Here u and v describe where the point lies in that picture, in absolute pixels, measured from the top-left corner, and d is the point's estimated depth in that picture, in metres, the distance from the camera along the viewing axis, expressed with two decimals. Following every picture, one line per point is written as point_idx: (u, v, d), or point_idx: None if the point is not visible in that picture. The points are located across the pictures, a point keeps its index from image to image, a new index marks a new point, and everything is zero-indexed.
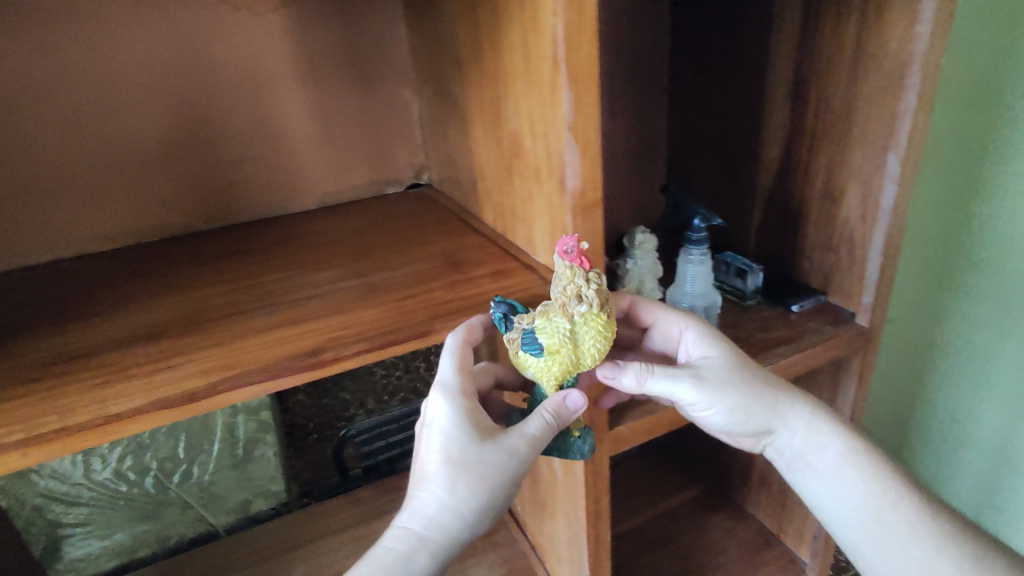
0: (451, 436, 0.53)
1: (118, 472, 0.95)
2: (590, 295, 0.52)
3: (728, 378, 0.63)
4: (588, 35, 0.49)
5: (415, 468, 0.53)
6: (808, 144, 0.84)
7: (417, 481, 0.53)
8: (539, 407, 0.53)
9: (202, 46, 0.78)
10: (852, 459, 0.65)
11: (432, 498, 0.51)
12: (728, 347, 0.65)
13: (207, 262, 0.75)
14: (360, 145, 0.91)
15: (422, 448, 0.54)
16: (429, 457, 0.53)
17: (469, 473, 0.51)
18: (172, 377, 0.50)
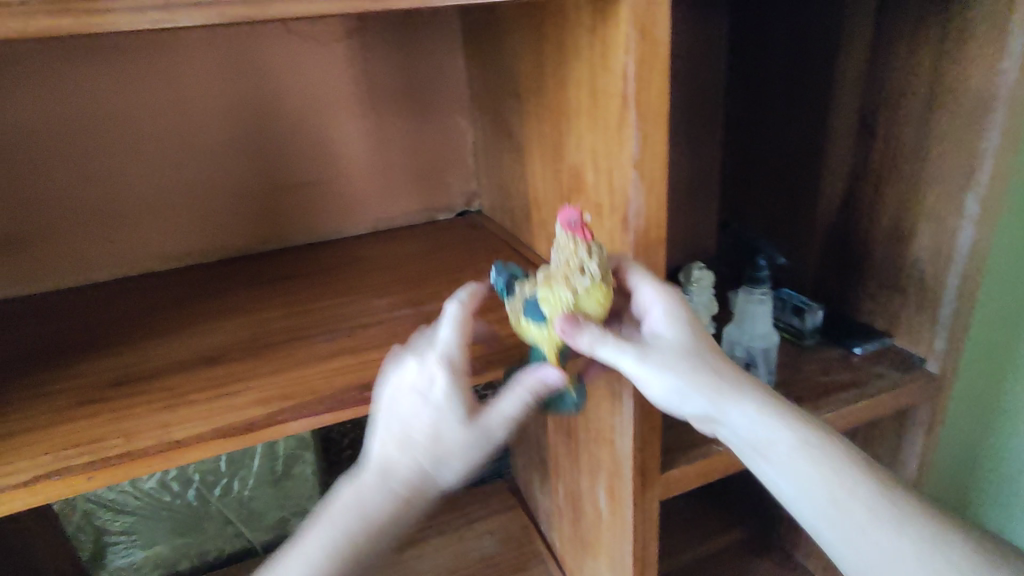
0: (440, 408, 0.50)
1: (162, 483, 0.97)
2: (594, 268, 0.50)
3: (677, 362, 0.53)
4: (659, 74, 0.48)
5: (393, 433, 0.50)
6: (874, 181, 0.81)
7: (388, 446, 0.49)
8: (529, 381, 0.51)
9: (271, 74, 0.80)
10: (839, 466, 0.54)
11: (407, 469, 0.49)
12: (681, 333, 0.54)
13: (265, 285, 0.77)
14: (414, 172, 0.92)
15: (399, 413, 0.50)
16: (409, 429, 0.49)
17: (449, 451, 0.49)
18: (232, 404, 0.50)
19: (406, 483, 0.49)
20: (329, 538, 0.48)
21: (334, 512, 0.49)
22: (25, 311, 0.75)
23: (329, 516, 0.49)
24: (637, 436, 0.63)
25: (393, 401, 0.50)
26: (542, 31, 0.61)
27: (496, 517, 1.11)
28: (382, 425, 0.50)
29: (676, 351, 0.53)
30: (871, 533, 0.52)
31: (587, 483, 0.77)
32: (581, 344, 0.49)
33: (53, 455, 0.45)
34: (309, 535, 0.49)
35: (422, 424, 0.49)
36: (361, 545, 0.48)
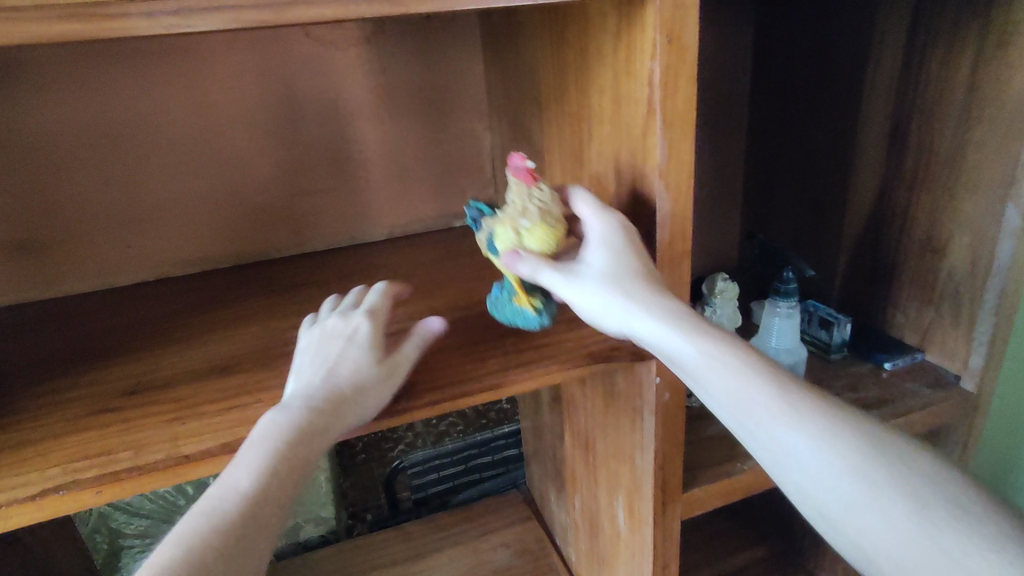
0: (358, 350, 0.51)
1: (177, 487, 0.97)
2: (538, 208, 0.53)
3: (603, 283, 0.50)
4: (686, 80, 0.47)
5: (311, 371, 0.49)
6: (907, 189, 0.78)
7: (304, 381, 0.49)
8: (422, 326, 0.55)
9: (287, 80, 0.80)
10: (807, 409, 0.46)
11: (324, 389, 0.47)
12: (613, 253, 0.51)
13: (279, 292, 0.76)
14: (430, 178, 0.91)
15: (313, 351, 0.51)
16: (330, 360, 0.50)
17: (365, 372, 0.49)
18: (243, 417, 0.49)
19: (324, 401, 0.46)
20: (248, 466, 0.43)
21: (251, 443, 0.45)
22: (43, 316, 0.75)
23: (245, 450, 0.44)
24: (658, 454, 0.60)
25: (305, 345, 0.52)
26: (563, 36, 0.59)
27: (510, 529, 1.09)
28: (296, 367, 0.50)
29: (608, 279, 0.50)
30: (848, 495, 0.43)
31: (605, 499, 0.75)
32: (520, 272, 0.52)
33: (62, 467, 0.44)
34: (226, 473, 0.43)
35: (341, 357, 0.50)
36: (288, 464, 0.44)
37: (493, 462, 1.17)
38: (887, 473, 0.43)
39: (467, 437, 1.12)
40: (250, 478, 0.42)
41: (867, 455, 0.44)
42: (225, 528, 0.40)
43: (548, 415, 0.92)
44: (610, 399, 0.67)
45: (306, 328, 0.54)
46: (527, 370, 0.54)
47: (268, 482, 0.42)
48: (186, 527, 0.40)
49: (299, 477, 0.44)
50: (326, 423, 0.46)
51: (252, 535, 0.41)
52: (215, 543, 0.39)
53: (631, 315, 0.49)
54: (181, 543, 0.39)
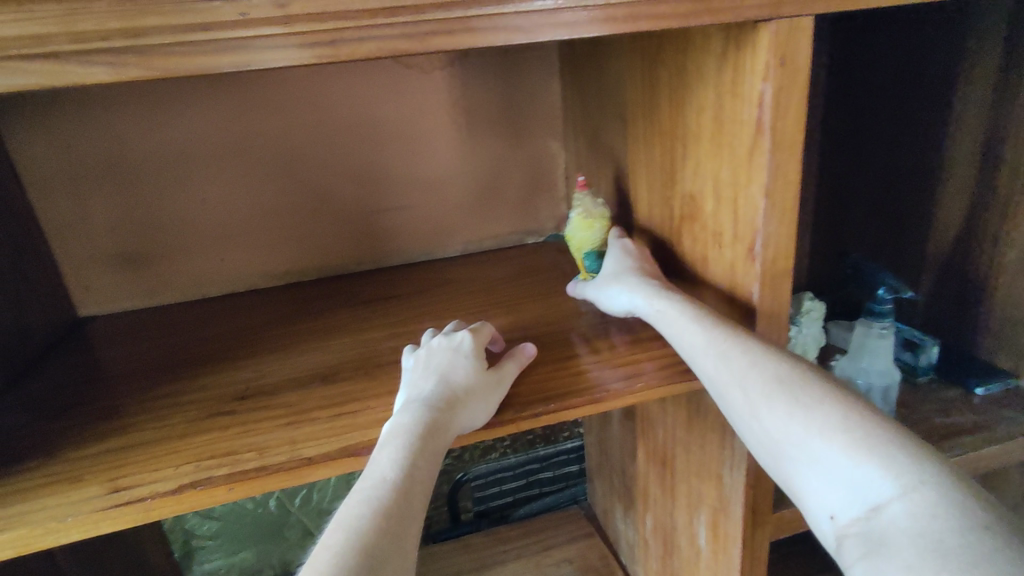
0: (463, 362, 0.53)
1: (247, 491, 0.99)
2: (580, 206, 0.70)
3: (611, 279, 0.64)
4: (797, 100, 0.47)
5: (423, 379, 0.51)
6: (1002, 204, 0.75)
7: (421, 385, 0.50)
8: (518, 349, 0.57)
9: (374, 103, 0.84)
10: (744, 350, 0.51)
11: (439, 392, 0.49)
12: (620, 262, 0.66)
13: (365, 305, 0.79)
14: (506, 195, 0.93)
15: (417, 364, 0.53)
16: (441, 367, 0.52)
17: (474, 379, 0.51)
18: (356, 423, 0.51)
19: (443, 402, 0.48)
20: (390, 461, 0.44)
21: (383, 444, 0.45)
22: (147, 324, 0.80)
23: (378, 450, 0.45)
24: (751, 473, 0.59)
25: (407, 364, 0.54)
26: (659, 58, 0.61)
27: (573, 544, 1.09)
28: (406, 379, 0.52)
29: (612, 274, 0.65)
30: (743, 403, 0.50)
31: (684, 517, 0.74)
32: (575, 290, 0.70)
33: (193, 466, 0.47)
34: (366, 471, 0.44)
35: (452, 366, 0.52)
36: (425, 459, 0.45)
37: (554, 477, 1.17)
38: (772, 384, 0.49)
39: (530, 451, 1.13)
40: (394, 470, 0.43)
41: (757, 365, 0.50)
42: (386, 511, 0.40)
43: (618, 430, 0.92)
44: (696, 416, 0.66)
45: (407, 351, 0.57)
46: (626, 386, 0.54)
47: (411, 474, 0.43)
48: (341, 518, 0.40)
49: (431, 473, 0.45)
50: (449, 422, 0.47)
51: (409, 521, 0.41)
52: (379, 525, 0.39)
53: (629, 296, 0.61)
54: (348, 529, 0.39)
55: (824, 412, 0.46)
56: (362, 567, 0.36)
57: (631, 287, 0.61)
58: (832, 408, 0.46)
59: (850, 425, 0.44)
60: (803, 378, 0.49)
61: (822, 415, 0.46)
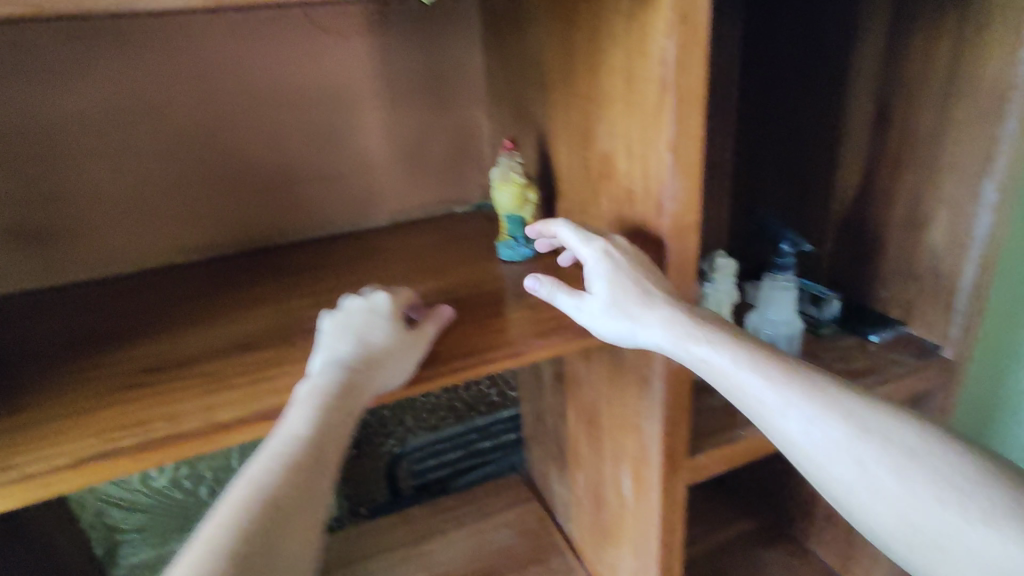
0: (381, 324, 0.52)
1: (176, 480, 0.96)
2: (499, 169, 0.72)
3: (612, 306, 0.55)
4: (697, 58, 0.49)
5: (342, 344, 0.50)
6: (892, 165, 0.82)
7: (338, 350, 0.50)
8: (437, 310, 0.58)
9: (291, 70, 0.82)
10: (847, 416, 0.52)
11: (358, 352, 0.49)
12: (614, 281, 0.55)
13: (288, 277, 0.77)
14: (432, 164, 0.93)
15: (338, 331, 0.52)
16: (360, 330, 0.52)
17: (393, 340, 0.51)
18: (273, 387, 0.50)
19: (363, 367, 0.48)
20: (302, 418, 0.44)
21: (298, 403, 0.46)
22: (50, 303, 0.75)
23: (291, 409, 0.45)
24: (666, 420, 0.62)
25: (327, 329, 0.53)
26: (572, 19, 0.62)
27: (512, 509, 1.11)
28: (323, 342, 0.52)
29: (616, 302, 0.55)
30: (867, 480, 0.50)
31: (610, 470, 0.77)
32: (531, 288, 0.59)
33: (98, 438, 0.46)
34: (278, 428, 0.44)
35: (370, 330, 0.52)
36: (340, 416, 0.45)
37: (492, 447, 1.18)
38: (900, 460, 0.50)
39: (468, 422, 1.15)
40: (306, 427, 0.43)
41: (876, 435, 0.51)
42: (296, 467, 0.41)
43: (549, 394, 0.95)
44: (618, 371, 0.69)
45: (324, 314, 0.55)
46: (543, 342, 0.56)
47: (325, 431, 0.43)
48: (247, 473, 0.40)
49: (347, 432, 0.46)
50: (366, 381, 0.48)
51: (320, 477, 0.42)
52: (286, 479, 0.40)
53: (648, 331, 0.54)
54: (253, 483, 0.39)
55: (974, 496, 0.47)
56: (265, 522, 0.37)
57: (657, 322, 0.54)
58: (982, 489, 0.47)
59: (1008, 512, 0.45)
60: (938, 452, 0.49)
61: (969, 499, 0.47)
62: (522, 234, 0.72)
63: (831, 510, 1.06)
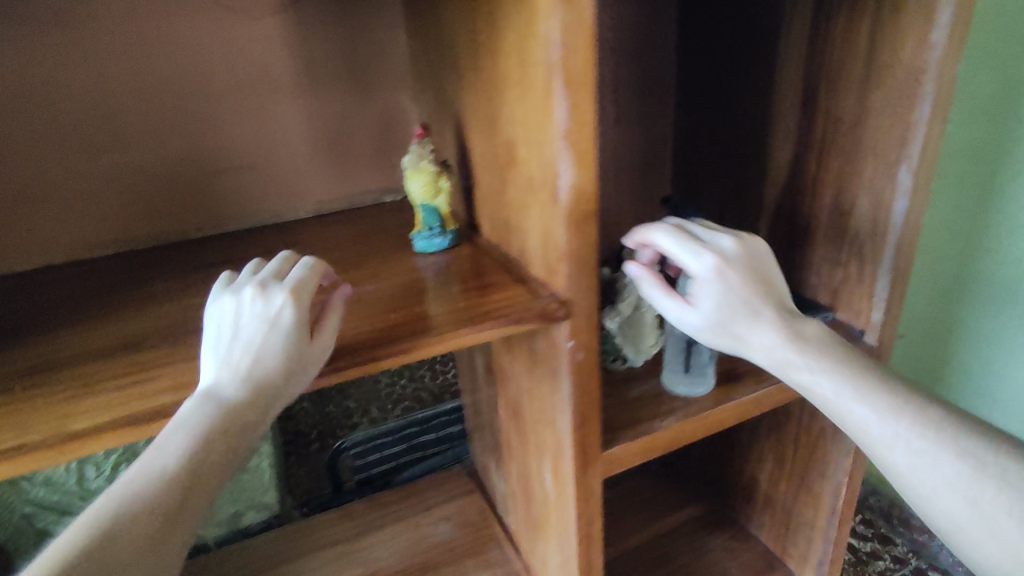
0: (277, 328, 0.51)
1: (112, 481, 0.94)
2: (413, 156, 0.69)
3: (719, 324, 0.64)
4: (584, 39, 0.47)
5: (236, 354, 0.50)
6: (817, 151, 0.81)
7: (231, 362, 0.50)
8: (335, 291, 0.57)
9: (202, 55, 0.78)
10: (892, 398, 0.59)
11: (248, 369, 0.50)
12: (728, 302, 0.63)
13: (196, 272, 0.74)
14: (358, 152, 0.90)
15: (229, 336, 0.51)
16: (255, 336, 0.51)
17: (289, 352, 0.50)
18: (140, 392, 0.50)
19: (244, 390, 0.49)
20: (176, 444, 0.46)
21: (173, 426, 0.47)
22: None
23: (169, 429, 0.46)
24: (575, 414, 0.61)
25: (219, 331, 0.52)
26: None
27: (453, 502, 1.10)
28: (217, 343, 0.51)
29: (721, 321, 0.63)
30: (893, 441, 0.57)
31: (534, 464, 0.76)
32: (630, 274, 0.67)
33: None
34: (154, 448, 0.46)
35: (265, 337, 0.51)
36: (218, 441, 0.47)
37: (437, 439, 1.17)
38: (933, 432, 0.56)
39: (413, 415, 1.13)
40: (177, 455, 0.45)
41: (913, 414, 0.58)
42: (160, 496, 0.44)
43: (483, 387, 0.93)
44: (533, 364, 0.67)
45: (219, 300, 0.53)
46: (434, 335, 0.54)
47: (197, 459, 0.46)
48: (113, 495, 0.43)
49: (228, 450, 0.48)
50: (252, 404, 0.49)
51: (189, 503, 0.45)
52: (146, 511, 0.43)
53: (749, 344, 0.64)
54: (115, 510, 0.42)
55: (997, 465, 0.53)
56: (118, 556, 0.40)
57: (758, 335, 0.63)
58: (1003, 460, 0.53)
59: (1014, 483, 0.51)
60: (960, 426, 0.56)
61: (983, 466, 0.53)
62: (437, 223, 0.70)
63: (770, 495, 1.07)
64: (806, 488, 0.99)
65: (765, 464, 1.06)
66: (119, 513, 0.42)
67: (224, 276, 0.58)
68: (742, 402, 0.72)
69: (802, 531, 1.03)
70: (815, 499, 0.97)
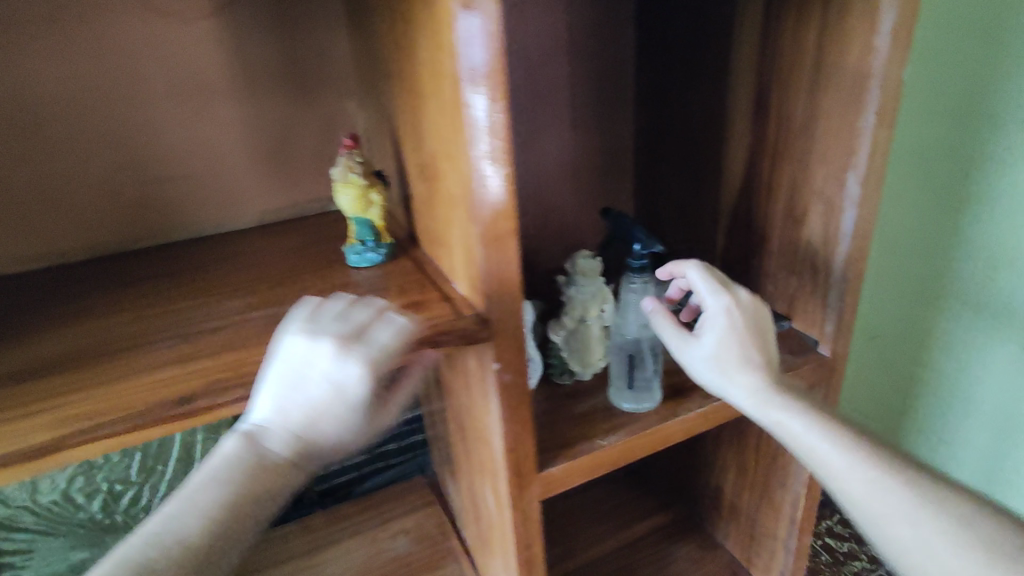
0: (341, 395, 0.52)
1: (66, 495, 0.92)
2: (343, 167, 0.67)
3: (715, 360, 0.65)
4: (491, 51, 0.46)
5: (300, 407, 0.52)
6: (770, 157, 0.79)
7: (288, 414, 0.52)
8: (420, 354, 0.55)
9: (130, 61, 0.75)
10: (873, 455, 0.59)
11: (302, 427, 0.52)
12: (732, 344, 0.65)
13: (120, 288, 0.71)
14: (302, 160, 0.87)
15: (295, 384, 0.51)
16: (319, 396, 0.52)
17: (343, 422, 0.53)
18: (41, 424, 0.49)
19: (293, 446, 0.52)
20: (223, 483, 0.51)
21: (228, 462, 0.52)
22: None
23: (225, 465, 0.52)
24: (507, 436, 0.59)
25: (291, 372, 0.52)
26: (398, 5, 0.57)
27: (412, 514, 1.08)
28: (278, 385, 0.51)
29: (717, 360, 0.65)
30: (870, 493, 0.57)
31: (478, 482, 0.74)
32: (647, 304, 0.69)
33: None
34: (209, 480, 0.51)
35: (329, 400, 0.52)
36: (260, 490, 0.52)
37: (399, 449, 1.15)
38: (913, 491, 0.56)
39: None
40: (222, 495, 0.51)
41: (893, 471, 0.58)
42: (203, 526, 0.50)
43: (435, 400, 0.91)
44: (469, 382, 0.65)
45: (295, 337, 0.53)
46: None
47: (239, 503, 0.51)
48: (169, 516, 0.50)
49: (267, 497, 0.52)
50: (295, 461, 0.53)
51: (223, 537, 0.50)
52: (185, 542, 0.49)
53: (734, 386, 0.64)
54: (165, 531, 0.49)
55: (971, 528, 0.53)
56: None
57: (748, 381, 0.64)
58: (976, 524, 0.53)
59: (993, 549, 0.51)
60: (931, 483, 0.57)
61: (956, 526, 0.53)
62: (370, 237, 0.68)
63: (734, 504, 1.05)
64: (768, 498, 0.97)
65: (729, 473, 1.05)
66: (166, 535, 0.49)
67: (313, 299, 0.57)
68: (690, 417, 0.69)
69: (765, 540, 1.01)
70: (777, 510, 0.96)
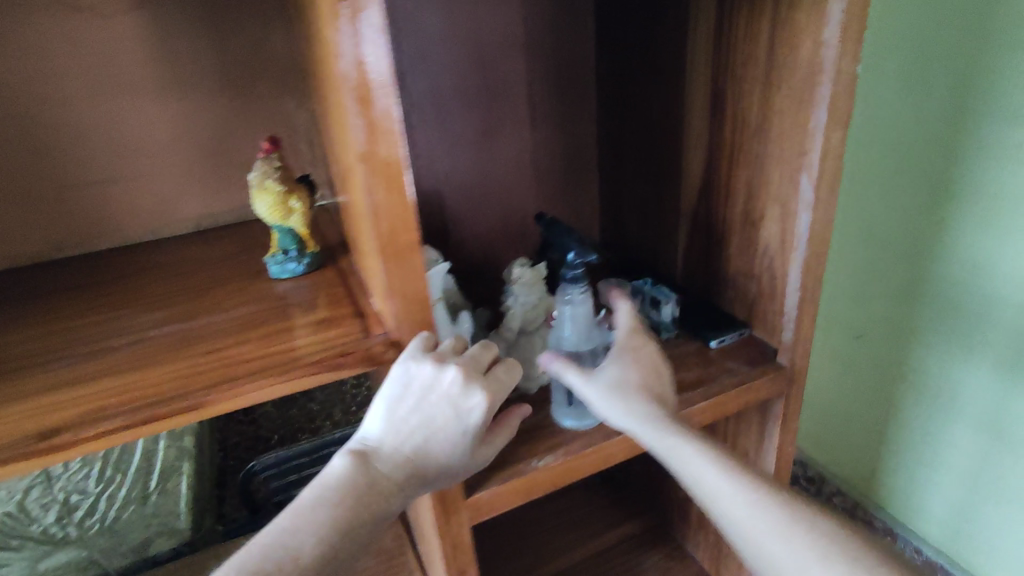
0: (454, 429, 0.55)
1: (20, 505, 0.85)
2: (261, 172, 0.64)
3: (614, 391, 0.60)
4: (375, 55, 0.44)
5: (414, 433, 0.55)
6: (727, 158, 0.75)
7: (401, 439, 0.55)
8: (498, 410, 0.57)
9: (47, 61, 0.71)
10: (780, 502, 0.54)
11: (414, 453, 0.55)
12: (631, 375, 0.62)
13: (38, 301, 0.68)
14: (241, 162, 0.83)
15: (412, 401, 0.55)
16: (435, 426, 0.55)
17: (449, 455, 0.56)
18: None
19: (400, 468, 0.54)
20: (338, 498, 0.53)
21: (341, 472, 0.54)
22: None
23: (340, 477, 0.54)
24: None
25: (406, 397, 0.55)
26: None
27: None
28: (397, 411, 0.55)
29: (617, 387, 0.61)
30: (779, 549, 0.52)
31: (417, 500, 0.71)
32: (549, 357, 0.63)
33: None
34: (325, 491, 0.53)
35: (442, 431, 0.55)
36: (370, 508, 0.53)
37: None
38: (821, 543, 0.51)
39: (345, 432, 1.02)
40: (339, 509, 0.53)
41: (803, 522, 0.53)
42: (313, 540, 0.51)
43: None
44: None
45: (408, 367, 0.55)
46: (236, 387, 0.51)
47: (350, 521, 0.53)
48: (287, 526, 0.51)
49: (372, 519, 0.54)
50: (399, 487, 0.54)
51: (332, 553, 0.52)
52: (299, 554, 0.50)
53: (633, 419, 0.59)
54: (282, 539, 0.50)
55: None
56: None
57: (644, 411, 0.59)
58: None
59: None
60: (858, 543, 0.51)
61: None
62: (293, 246, 0.67)
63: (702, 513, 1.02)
64: None
65: None
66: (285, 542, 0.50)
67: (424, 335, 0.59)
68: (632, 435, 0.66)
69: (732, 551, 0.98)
70: None
